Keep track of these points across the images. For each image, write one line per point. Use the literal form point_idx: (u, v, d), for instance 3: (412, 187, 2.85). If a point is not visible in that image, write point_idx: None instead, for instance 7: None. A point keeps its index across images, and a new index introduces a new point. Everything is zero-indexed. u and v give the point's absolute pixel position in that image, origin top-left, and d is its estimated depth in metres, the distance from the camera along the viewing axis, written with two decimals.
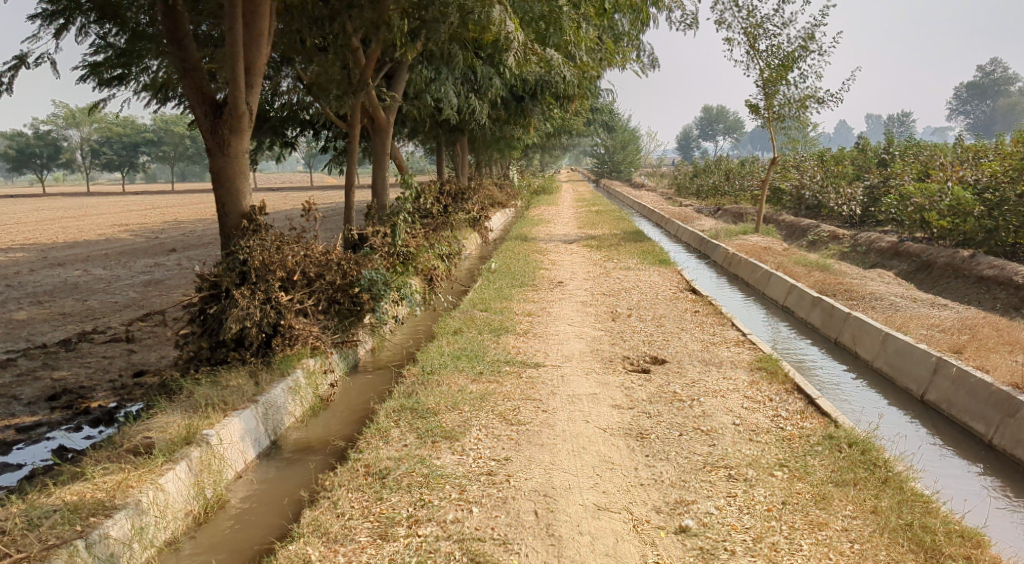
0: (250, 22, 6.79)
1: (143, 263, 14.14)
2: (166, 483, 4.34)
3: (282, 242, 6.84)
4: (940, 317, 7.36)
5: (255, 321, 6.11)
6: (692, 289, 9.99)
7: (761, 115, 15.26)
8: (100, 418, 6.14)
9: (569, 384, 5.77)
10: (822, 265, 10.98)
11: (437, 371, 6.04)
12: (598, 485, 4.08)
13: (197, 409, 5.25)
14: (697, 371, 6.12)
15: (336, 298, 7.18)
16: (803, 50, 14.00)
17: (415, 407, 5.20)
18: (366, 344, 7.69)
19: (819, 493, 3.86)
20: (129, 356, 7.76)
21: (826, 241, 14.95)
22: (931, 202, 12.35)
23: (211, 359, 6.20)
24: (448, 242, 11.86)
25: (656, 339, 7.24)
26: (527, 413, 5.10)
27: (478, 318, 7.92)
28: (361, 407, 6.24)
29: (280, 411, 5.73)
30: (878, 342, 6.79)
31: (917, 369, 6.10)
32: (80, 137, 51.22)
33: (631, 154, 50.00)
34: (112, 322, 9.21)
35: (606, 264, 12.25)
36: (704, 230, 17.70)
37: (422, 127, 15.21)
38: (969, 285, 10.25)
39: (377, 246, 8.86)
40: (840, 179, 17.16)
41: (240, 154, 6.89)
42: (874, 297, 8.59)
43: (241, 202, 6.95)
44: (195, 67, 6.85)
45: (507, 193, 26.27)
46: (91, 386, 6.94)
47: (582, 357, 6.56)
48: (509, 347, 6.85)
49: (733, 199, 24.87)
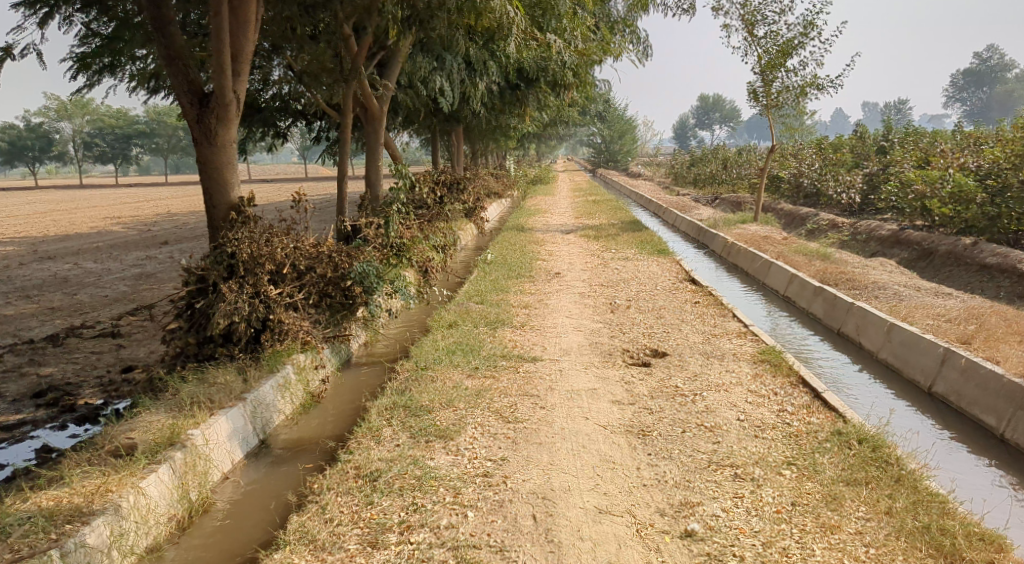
0: (236, 7, 6.55)
1: (134, 256, 13.93)
2: (148, 487, 4.16)
3: (271, 234, 6.63)
4: (946, 307, 7.19)
5: (243, 316, 5.91)
6: (692, 279, 9.82)
7: (759, 102, 15.07)
8: (85, 416, 5.96)
9: (568, 379, 5.59)
10: (823, 253, 10.81)
11: (431, 366, 5.85)
12: (599, 486, 3.91)
13: (182, 408, 5.06)
14: (698, 364, 5.95)
15: (328, 291, 6.99)
16: (802, 37, 13.77)
17: (408, 405, 5.02)
18: (358, 338, 7.50)
19: (830, 493, 3.70)
20: (118, 352, 7.57)
21: (825, 229, 14.79)
22: (933, 190, 12.20)
23: (199, 355, 6.01)
24: (443, 233, 11.65)
25: (656, 331, 7.06)
26: (525, 410, 4.92)
27: (474, 311, 7.73)
28: (352, 404, 6.07)
29: (269, 409, 5.56)
30: (883, 332, 6.63)
31: (925, 360, 5.93)
32: (73, 129, 50.71)
33: (628, 144, 49.70)
34: (102, 316, 9.01)
35: (604, 255, 12.07)
36: (703, 219, 17.53)
37: (415, 115, 14.97)
38: (972, 273, 10.10)
39: (370, 237, 8.66)
40: (839, 167, 16.96)
41: (227, 144, 6.67)
42: (877, 286, 8.42)
43: (229, 193, 6.73)
44: (180, 55, 6.60)
45: (503, 184, 26.00)
46: (78, 382, 6.75)
47: (581, 350, 6.39)
48: (505, 340, 6.67)
49: (730, 188, 24.68)
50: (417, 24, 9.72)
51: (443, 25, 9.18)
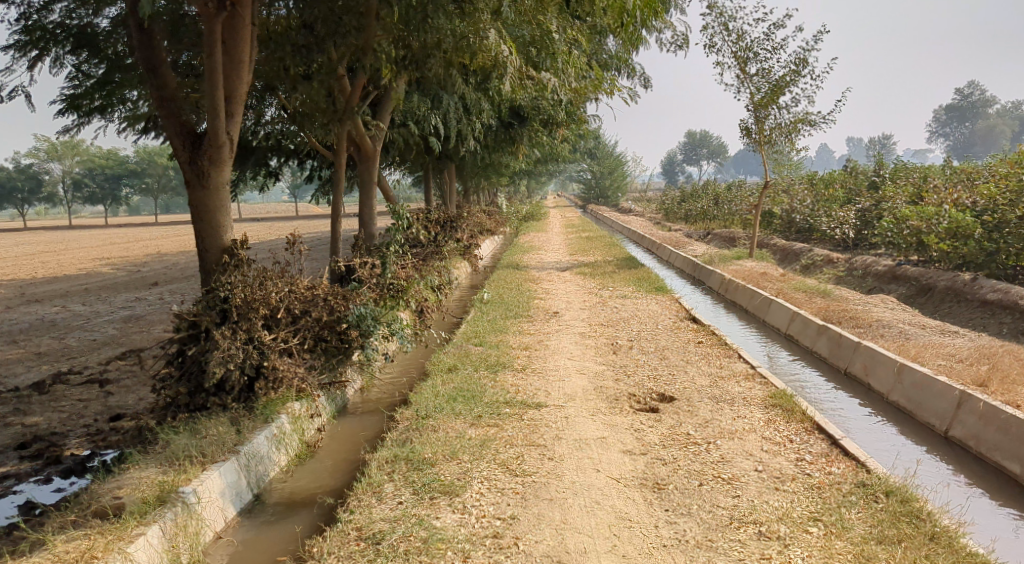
0: (230, 49, 6.47)
1: (123, 298, 13.66)
2: (136, 552, 3.90)
3: (266, 277, 6.46)
4: (955, 347, 7.06)
5: (237, 364, 5.69)
6: (692, 318, 9.69)
7: (751, 138, 15.15)
8: (71, 468, 5.69)
9: (575, 427, 5.37)
10: (823, 290, 10.72)
11: (432, 415, 5.62)
12: (617, 547, 3.72)
13: (173, 462, 4.82)
14: (709, 409, 5.75)
15: (323, 335, 6.77)
16: (794, 74, 13.89)
17: (410, 457, 4.79)
18: (354, 383, 7.27)
19: (862, 554, 3.55)
20: (106, 399, 7.30)
21: (820, 264, 14.76)
22: (929, 226, 12.19)
23: (190, 405, 5.75)
24: (438, 273, 11.51)
25: (661, 374, 6.87)
26: (532, 462, 4.71)
27: (473, 354, 7.53)
28: (349, 455, 5.83)
29: (263, 461, 5.31)
30: (893, 373, 6.48)
31: (939, 403, 5.78)
32: (63, 170, 50.41)
33: (619, 180, 50.05)
34: (90, 361, 8.74)
35: (601, 293, 11.94)
36: (698, 255, 17.47)
37: (409, 154, 14.92)
38: (972, 309, 10.01)
39: (366, 278, 8.49)
40: (831, 203, 16.99)
41: (220, 186, 6.52)
42: (882, 324, 8.30)
43: (222, 235, 6.57)
44: (172, 96, 6.49)
45: (495, 221, 25.98)
46: (64, 432, 6.47)
47: (586, 395, 6.18)
48: (507, 385, 6.46)
49: (722, 224, 24.70)
50: (412, 65, 9.72)
51: (439, 65, 9.16)
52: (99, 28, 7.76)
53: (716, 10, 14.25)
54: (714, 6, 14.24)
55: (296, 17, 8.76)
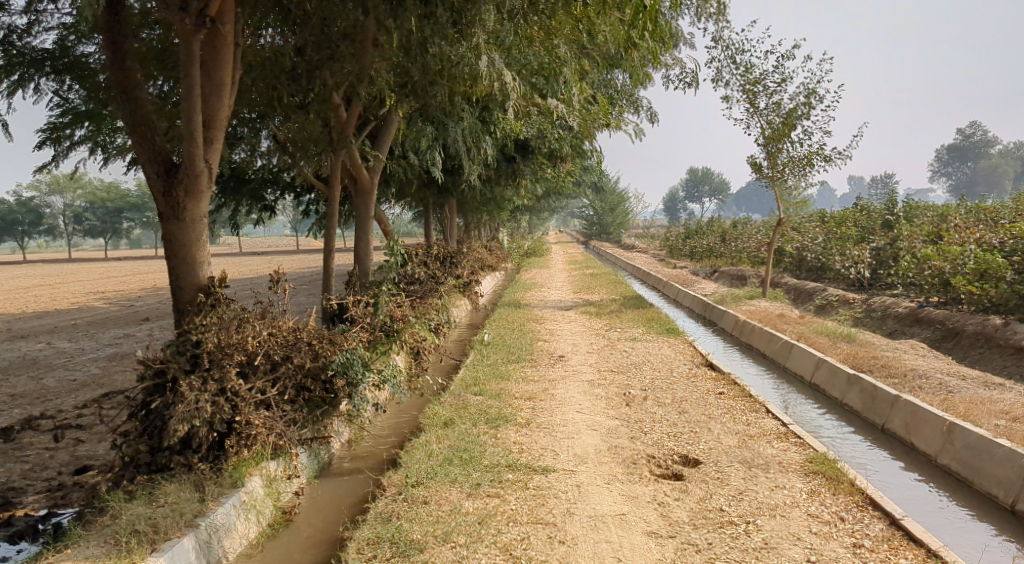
0: (211, 70, 5.91)
1: (111, 335, 12.91)
2: None
3: (244, 320, 5.77)
4: (1007, 404, 6.35)
5: (205, 420, 4.93)
6: (709, 364, 8.99)
7: (764, 174, 14.62)
8: (21, 533, 4.94)
9: (591, 499, 4.64)
10: (846, 334, 10.02)
11: (424, 482, 4.88)
12: None
13: (123, 541, 4.13)
14: (742, 477, 5.03)
15: (306, 385, 5.99)
16: (805, 108, 13.41)
17: (396, 538, 4.12)
18: (341, 437, 6.55)
19: None
20: (74, 449, 6.56)
21: (836, 305, 14.06)
22: (953, 266, 11.59)
23: (151, 466, 4.97)
24: (436, 311, 10.88)
25: (683, 432, 6.12)
26: (541, 547, 4.05)
27: (472, 405, 6.78)
28: (330, 525, 5.14)
29: (227, 535, 4.63)
30: (942, 432, 5.79)
31: (1001, 470, 5.09)
32: (63, 204, 49.75)
33: (621, 216, 49.80)
34: (64, 405, 7.97)
35: (609, 335, 11.27)
36: (709, 293, 16.82)
37: (408, 186, 14.36)
38: (1007, 356, 9.31)
39: (358, 317, 7.79)
40: (844, 241, 16.32)
41: (197, 219, 5.89)
42: (918, 375, 7.58)
43: (198, 273, 5.93)
44: (146, 121, 5.88)
45: (497, 257, 25.44)
46: (22, 488, 5.72)
47: (602, 457, 5.46)
48: (510, 443, 5.73)
49: (728, 261, 24.03)
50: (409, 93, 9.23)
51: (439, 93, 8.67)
52: (84, 54, 7.27)
53: (722, 43, 13.83)
54: (720, 39, 13.84)
55: (288, 42, 8.28)
